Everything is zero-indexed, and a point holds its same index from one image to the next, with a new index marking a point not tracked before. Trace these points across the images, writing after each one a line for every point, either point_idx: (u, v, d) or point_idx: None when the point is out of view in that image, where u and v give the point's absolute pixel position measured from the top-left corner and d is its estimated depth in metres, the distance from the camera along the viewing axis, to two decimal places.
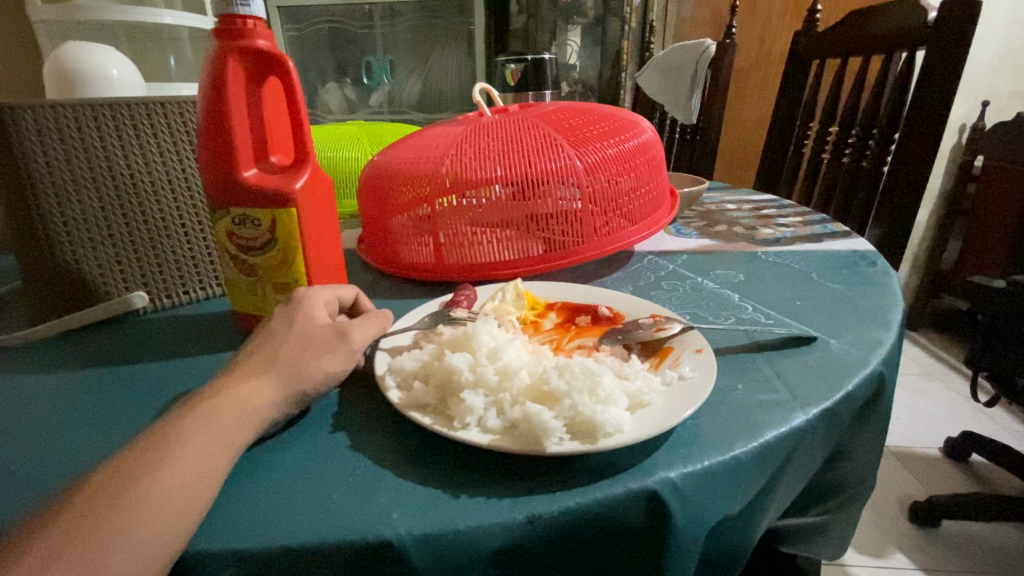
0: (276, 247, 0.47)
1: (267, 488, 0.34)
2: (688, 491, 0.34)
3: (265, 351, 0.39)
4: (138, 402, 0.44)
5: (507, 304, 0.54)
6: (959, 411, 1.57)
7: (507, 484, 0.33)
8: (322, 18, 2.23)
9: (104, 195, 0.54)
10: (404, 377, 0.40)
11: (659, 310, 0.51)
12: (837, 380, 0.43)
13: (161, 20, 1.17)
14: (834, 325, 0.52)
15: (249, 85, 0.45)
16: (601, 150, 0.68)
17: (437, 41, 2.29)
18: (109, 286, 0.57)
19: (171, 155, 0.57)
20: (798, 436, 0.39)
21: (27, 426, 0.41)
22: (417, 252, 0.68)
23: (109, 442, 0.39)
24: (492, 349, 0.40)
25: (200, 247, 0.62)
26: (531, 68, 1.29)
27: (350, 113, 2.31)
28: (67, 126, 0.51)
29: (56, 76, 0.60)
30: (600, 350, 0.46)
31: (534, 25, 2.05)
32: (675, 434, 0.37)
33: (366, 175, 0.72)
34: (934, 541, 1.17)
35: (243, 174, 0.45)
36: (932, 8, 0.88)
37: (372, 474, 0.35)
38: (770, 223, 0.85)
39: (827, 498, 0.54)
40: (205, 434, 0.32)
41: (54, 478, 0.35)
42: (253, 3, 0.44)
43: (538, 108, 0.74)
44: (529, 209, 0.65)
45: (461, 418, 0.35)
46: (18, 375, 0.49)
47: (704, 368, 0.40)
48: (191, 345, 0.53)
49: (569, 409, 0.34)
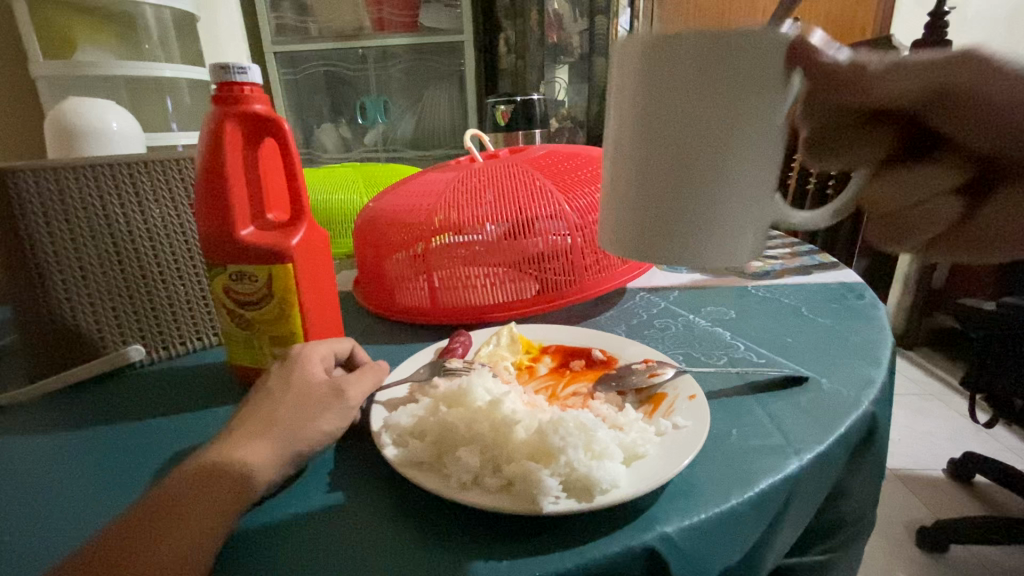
0: (272, 302, 0.48)
1: (264, 554, 0.34)
2: (686, 544, 0.34)
3: (262, 411, 0.39)
4: (137, 461, 0.44)
5: (502, 349, 0.55)
6: (960, 431, 1.56)
7: (504, 545, 0.33)
8: (317, 61, 2.26)
9: (102, 250, 0.55)
10: (401, 433, 0.40)
11: (651, 353, 0.52)
12: (830, 421, 0.44)
13: (160, 73, 1.22)
14: (825, 363, 0.52)
15: (245, 146, 0.46)
16: (589, 193, 0.70)
17: (429, 81, 2.36)
18: (106, 340, 0.57)
19: (167, 207, 0.58)
20: (794, 482, 0.39)
21: (20, 494, 0.41)
22: (412, 296, 0.69)
23: (106, 509, 0.38)
24: (487, 404, 0.41)
25: (195, 297, 0.63)
26: (521, 107, 1.32)
27: (345, 153, 2.37)
28: (67, 186, 0.51)
29: (58, 130, 0.62)
30: (595, 398, 0.46)
31: (522, 64, 2.11)
32: (673, 485, 0.38)
33: (360, 221, 0.73)
34: (942, 566, 1.15)
35: (239, 232, 0.46)
36: None
37: (370, 537, 0.35)
38: (760, 256, 0.87)
39: (830, 534, 0.53)
40: (200, 502, 0.32)
41: (51, 549, 0.35)
42: (250, 71, 0.45)
43: (528, 153, 0.76)
44: (522, 250, 0.66)
45: (457, 478, 0.35)
46: (13, 437, 0.49)
47: (698, 416, 0.40)
48: (189, 400, 0.53)
49: (565, 467, 0.34)
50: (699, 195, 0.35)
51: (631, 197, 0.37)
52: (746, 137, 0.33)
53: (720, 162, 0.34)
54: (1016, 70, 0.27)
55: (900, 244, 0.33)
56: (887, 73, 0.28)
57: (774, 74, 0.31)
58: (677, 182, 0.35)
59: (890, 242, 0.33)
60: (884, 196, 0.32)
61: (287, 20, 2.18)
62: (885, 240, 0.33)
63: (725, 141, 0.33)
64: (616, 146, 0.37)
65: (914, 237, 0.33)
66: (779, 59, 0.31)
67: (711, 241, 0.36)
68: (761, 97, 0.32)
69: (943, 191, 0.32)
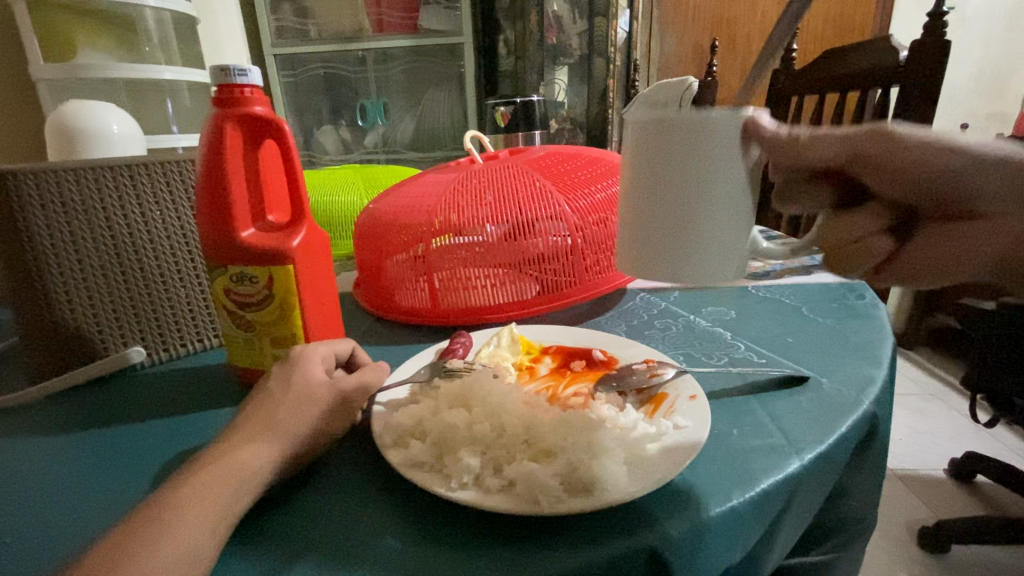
0: (273, 303, 0.48)
1: (264, 556, 0.34)
2: (686, 544, 0.34)
3: (264, 412, 0.39)
4: (137, 463, 0.44)
5: (502, 350, 0.55)
6: (961, 431, 1.56)
7: (505, 546, 0.33)
8: (317, 63, 2.26)
9: (102, 251, 0.55)
10: (401, 434, 0.40)
11: (652, 353, 0.52)
12: (831, 420, 0.44)
13: (160, 76, 1.22)
14: (824, 363, 0.52)
15: (246, 148, 0.46)
16: (589, 194, 0.70)
17: (429, 83, 2.36)
18: (106, 341, 0.57)
19: (168, 209, 0.58)
20: (795, 483, 0.39)
21: (20, 496, 0.41)
22: (412, 297, 0.69)
23: (106, 510, 0.38)
24: (488, 404, 0.41)
25: (196, 299, 0.63)
26: (520, 108, 1.33)
27: (344, 155, 2.38)
28: (68, 188, 0.51)
29: (58, 133, 0.62)
30: (596, 399, 0.46)
31: (522, 65, 2.12)
32: (674, 485, 0.38)
33: (361, 222, 0.73)
34: (944, 566, 1.14)
35: (240, 233, 0.46)
36: (902, 49, 0.95)
37: (371, 539, 0.34)
38: (760, 256, 0.87)
39: (832, 534, 0.53)
40: (201, 503, 0.32)
41: (53, 550, 0.35)
42: (250, 73, 0.46)
43: (528, 154, 0.76)
44: (522, 251, 0.66)
45: (458, 478, 0.35)
46: (14, 439, 0.49)
47: (698, 416, 0.40)
48: (189, 401, 0.53)
49: (566, 467, 0.35)
50: (681, 228, 0.41)
51: (632, 226, 0.45)
52: (718, 182, 0.39)
53: (697, 202, 0.40)
54: (892, 146, 0.41)
55: (849, 270, 0.45)
56: (813, 140, 0.40)
57: (733, 139, 0.38)
58: (660, 218, 0.42)
59: (835, 269, 0.45)
60: (832, 236, 0.45)
61: (287, 22, 2.18)
62: (831, 269, 0.45)
63: (700, 186, 0.40)
64: (629, 180, 0.44)
65: (857, 266, 0.45)
66: (739, 128, 0.38)
67: (695, 262, 0.42)
68: (733, 151, 0.38)
69: (874, 230, 0.44)
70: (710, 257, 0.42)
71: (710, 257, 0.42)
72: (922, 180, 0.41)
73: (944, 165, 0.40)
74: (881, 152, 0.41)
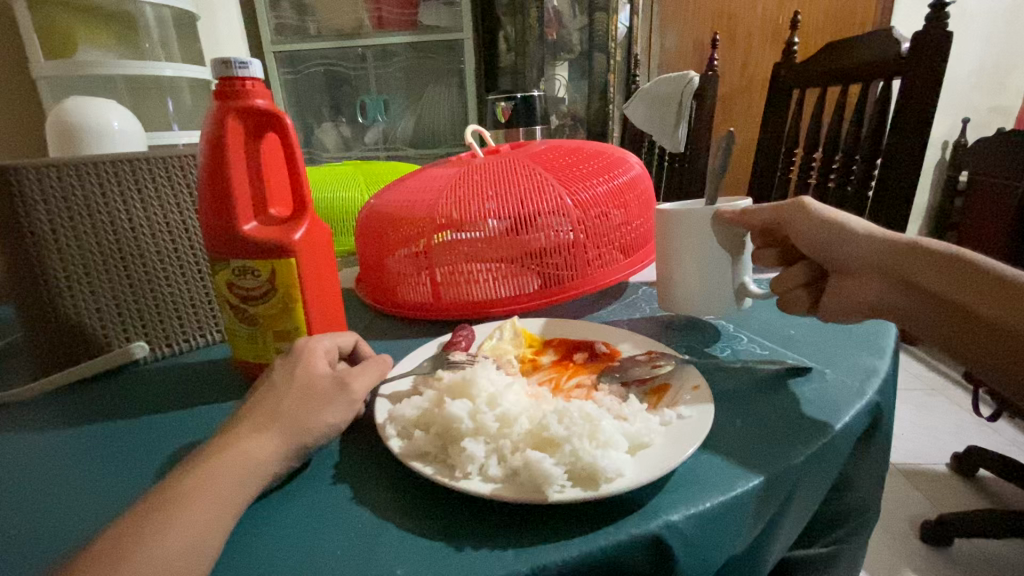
0: (276, 297, 0.48)
1: (268, 547, 0.34)
2: (689, 532, 0.34)
3: (267, 403, 0.39)
4: (140, 456, 0.44)
5: (505, 343, 0.55)
6: (963, 425, 1.56)
7: (509, 535, 0.33)
8: (316, 60, 2.26)
9: (104, 246, 0.55)
10: (405, 425, 0.40)
11: (654, 346, 0.52)
12: (834, 411, 0.44)
13: (160, 72, 1.21)
14: (826, 353, 0.53)
15: (248, 142, 0.46)
16: (591, 187, 0.70)
17: (429, 80, 2.37)
18: (109, 336, 0.58)
19: (169, 203, 0.58)
20: (799, 472, 0.39)
21: (25, 489, 0.41)
22: (414, 291, 0.68)
23: (112, 502, 0.38)
24: (491, 395, 0.41)
25: (198, 293, 0.63)
26: (521, 104, 1.32)
27: (345, 152, 2.35)
28: (69, 182, 0.51)
29: (59, 129, 0.62)
30: (599, 390, 0.46)
31: (522, 62, 2.12)
32: (677, 475, 0.38)
33: (362, 218, 0.74)
34: (947, 560, 1.14)
35: (243, 227, 0.46)
36: (906, 40, 0.93)
37: (374, 529, 0.34)
38: None
39: (835, 525, 0.53)
40: (206, 494, 0.32)
41: (59, 541, 0.35)
42: (251, 65, 0.45)
43: (529, 148, 0.76)
44: (524, 245, 0.66)
45: (462, 468, 0.35)
46: (16, 434, 0.49)
47: (701, 407, 0.40)
48: (192, 395, 0.53)
49: (570, 456, 0.34)
50: (684, 280, 0.56)
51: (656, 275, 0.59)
52: (700, 249, 0.54)
53: (690, 263, 0.55)
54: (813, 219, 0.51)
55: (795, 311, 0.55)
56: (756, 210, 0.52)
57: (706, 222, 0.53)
58: (668, 272, 0.57)
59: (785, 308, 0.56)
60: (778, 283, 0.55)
61: (287, 20, 2.18)
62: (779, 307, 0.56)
63: (691, 251, 0.54)
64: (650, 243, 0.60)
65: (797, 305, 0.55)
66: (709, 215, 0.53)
67: (699, 303, 0.56)
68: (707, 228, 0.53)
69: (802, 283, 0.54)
70: (710, 299, 0.55)
71: (709, 298, 0.55)
72: (826, 247, 0.51)
73: (839, 236, 0.50)
74: (795, 224, 0.52)
